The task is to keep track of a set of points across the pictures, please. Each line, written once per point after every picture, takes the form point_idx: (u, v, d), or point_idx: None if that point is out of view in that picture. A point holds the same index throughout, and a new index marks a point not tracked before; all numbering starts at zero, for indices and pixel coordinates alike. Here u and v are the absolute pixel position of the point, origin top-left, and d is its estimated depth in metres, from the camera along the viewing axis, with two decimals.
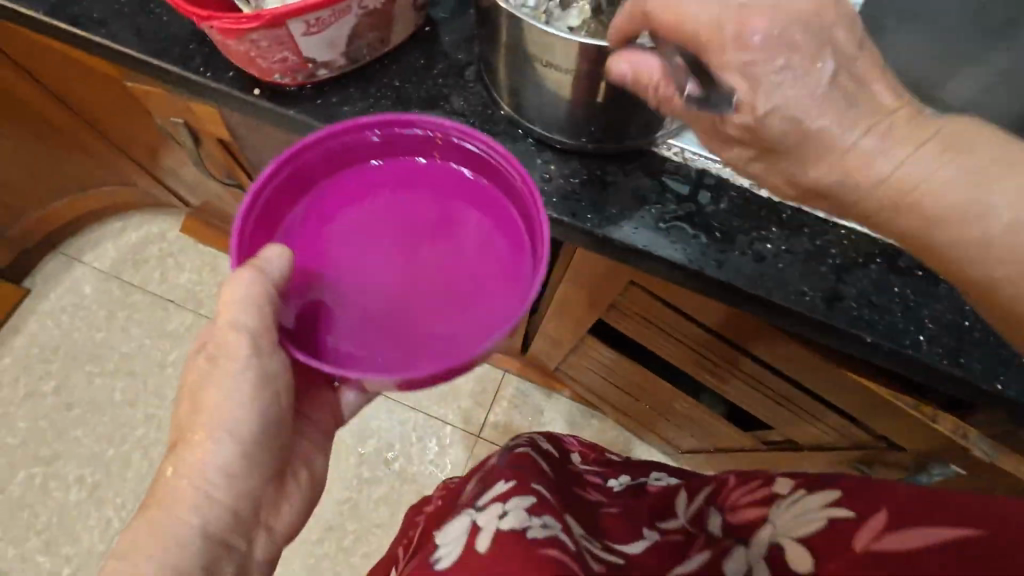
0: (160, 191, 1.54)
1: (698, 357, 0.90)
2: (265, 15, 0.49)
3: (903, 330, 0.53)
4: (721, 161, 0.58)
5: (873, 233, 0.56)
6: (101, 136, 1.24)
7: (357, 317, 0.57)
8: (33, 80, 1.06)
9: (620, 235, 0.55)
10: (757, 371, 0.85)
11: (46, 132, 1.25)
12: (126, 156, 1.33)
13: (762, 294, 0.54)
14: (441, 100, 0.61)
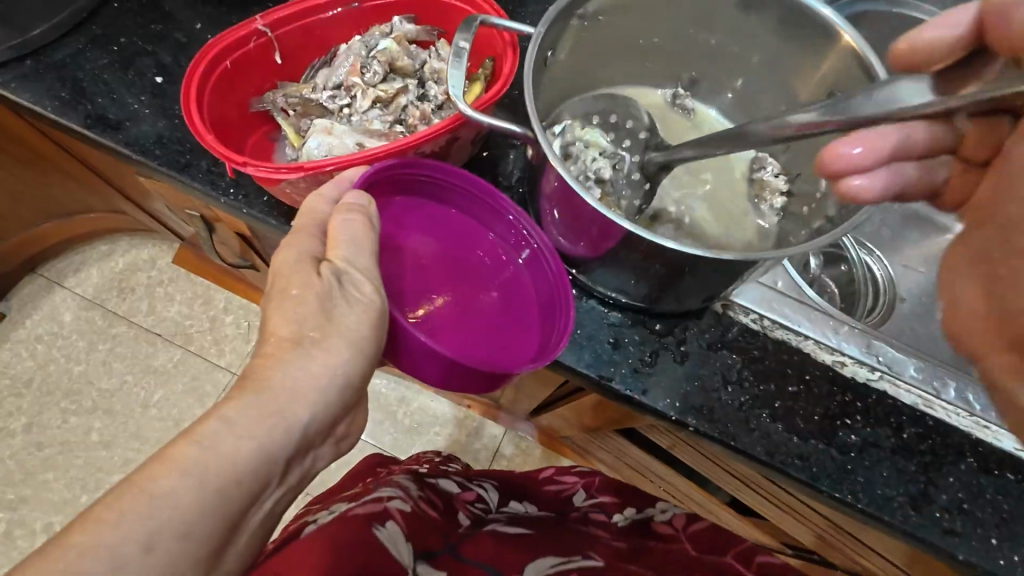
0: (151, 221, 1.22)
1: (737, 481, 0.85)
2: (307, 165, 0.44)
3: (997, 546, 0.49)
4: (801, 332, 0.54)
5: (961, 425, 0.52)
6: (82, 163, 0.94)
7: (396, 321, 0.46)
8: (13, 115, 0.83)
9: (694, 420, 0.51)
10: (802, 507, 0.79)
11: (20, 152, 0.95)
12: (112, 186, 1.03)
13: (848, 497, 0.50)
14: None
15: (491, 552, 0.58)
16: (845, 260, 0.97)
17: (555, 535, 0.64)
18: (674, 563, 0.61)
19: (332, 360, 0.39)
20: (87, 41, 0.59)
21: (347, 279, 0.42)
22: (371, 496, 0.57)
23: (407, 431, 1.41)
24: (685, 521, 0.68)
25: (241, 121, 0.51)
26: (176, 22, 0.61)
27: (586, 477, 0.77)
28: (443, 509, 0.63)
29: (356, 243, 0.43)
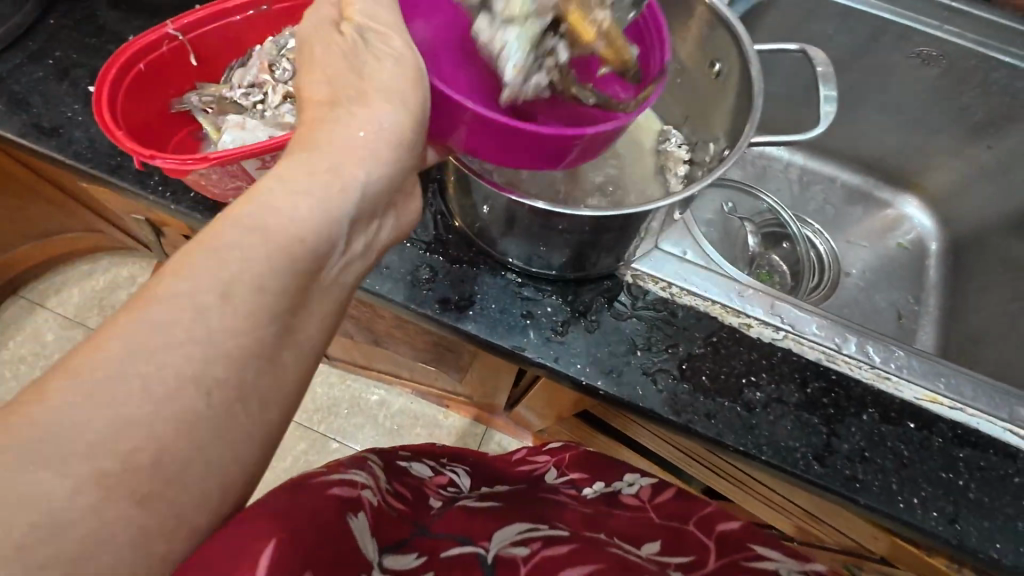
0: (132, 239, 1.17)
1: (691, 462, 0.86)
2: (213, 157, 0.47)
3: (897, 491, 0.51)
4: (705, 296, 0.57)
5: (861, 377, 0.55)
6: (51, 182, 0.92)
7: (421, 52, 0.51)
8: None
9: (603, 383, 0.53)
10: (752, 481, 0.81)
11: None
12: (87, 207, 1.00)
13: (752, 450, 0.52)
14: None
15: (461, 525, 0.60)
16: (787, 238, 0.96)
17: (529, 507, 0.66)
18: (636, 532, 0.64)
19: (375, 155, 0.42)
20: (25, 56, 0.62)
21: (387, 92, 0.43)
22: (345, 475, 0.53)
23: (391, 433, 1.40)
24: (651, 493, 0.69)
25: (162, 122, 0.55)
26: (111, 35, 0.65)
27: (557, 454, 0.77)
28: (411, 498, 0.63)
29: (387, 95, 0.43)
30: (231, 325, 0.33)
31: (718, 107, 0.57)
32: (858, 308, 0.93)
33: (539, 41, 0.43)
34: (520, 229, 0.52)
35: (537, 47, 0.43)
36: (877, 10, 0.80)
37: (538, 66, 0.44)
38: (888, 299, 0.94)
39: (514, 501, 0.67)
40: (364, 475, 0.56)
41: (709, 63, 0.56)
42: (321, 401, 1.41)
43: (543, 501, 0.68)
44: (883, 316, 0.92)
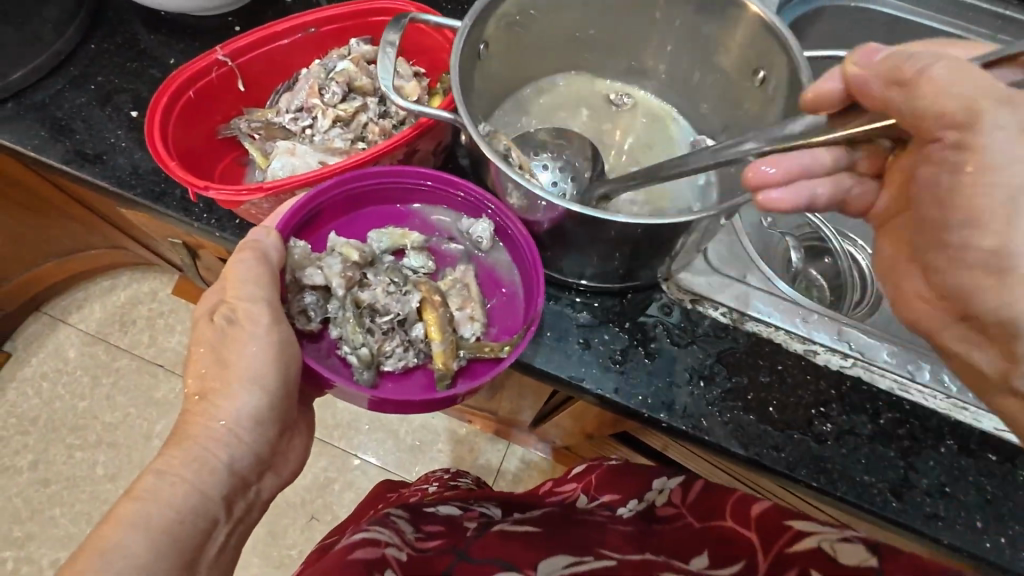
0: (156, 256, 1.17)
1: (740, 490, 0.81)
2: (266, 185, 0.47)
3: (983, 529, 0.48)
4: (770, 322, 0.55)
5: (936, 407, 0.52)
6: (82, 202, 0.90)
7: (359, 230, 0.54)
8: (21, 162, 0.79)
9: (666, 416, 0.51)
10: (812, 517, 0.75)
11: (17, 191, 0.91)
12: (115, 225, 0.99)
13: (827, 487, 0.49)
14: None
15: (504, 555, 0.57)
16: (827, 252, 0.94)
17: (563, 531, 0.61)
18: (678, 547, 0.57)
19: (252, 357, 0.44)
20: (66, 82, 0.62)
21: (236, 320, 0.45)
22: (366, 535, 0.55)
23: (413, 450, 1.37)
24: (683, 494, 0.62)
25: (209, 148, 0.54)
26: (151, 59, 0.64)
27: (585, 480, 0.72)
28: (446, 531, 0.62)
29: (277, 321, 0.46)
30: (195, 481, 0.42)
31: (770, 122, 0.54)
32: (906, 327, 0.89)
33: (389, 347, 0.50)
34: (573, 248, 0.49)
35: (380, 352, 0.50)
36: (926, 21, 0.78)
37: (395, 360, 0.50)
38: None
39: (553, 523, 0.63)
40: (386, 532, 0.57)
41: (753, 71, 0.54)
42: (344, 418, 1.39)
43: (578, 526, 0.62)
44: None
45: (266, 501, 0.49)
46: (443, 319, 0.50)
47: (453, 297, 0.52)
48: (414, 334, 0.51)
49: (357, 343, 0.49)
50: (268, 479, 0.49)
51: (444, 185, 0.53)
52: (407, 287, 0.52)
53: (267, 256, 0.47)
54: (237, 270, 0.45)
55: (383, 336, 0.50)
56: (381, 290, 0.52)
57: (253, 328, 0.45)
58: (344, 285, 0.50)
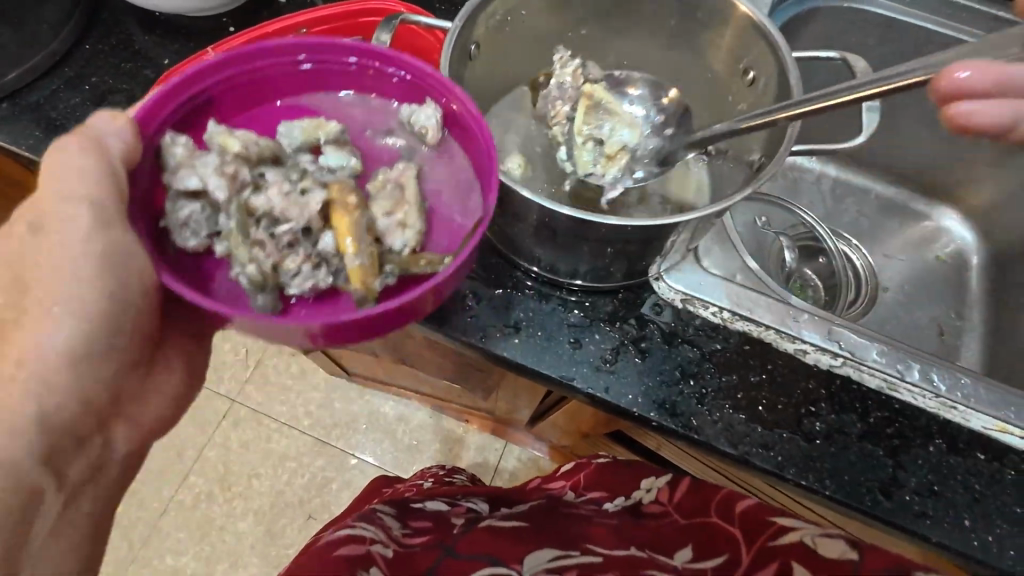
0: None
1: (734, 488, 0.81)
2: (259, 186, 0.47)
3: (970, 528, 0.49)
4: (760, 322, 0.55)
5: (924, 406, 0.53)
6: None
7: (263, 120, 0.51)
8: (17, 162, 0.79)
9: (656, 415, 0.51)
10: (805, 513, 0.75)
11: (14, 191, 0.92)
12: None
13: (815, 485, 0.50)
14: None
15: (487, 547, 0.58)
16: (822, 252, 0.93)
17: (549, 525, 0.62)
18: (659, 539, 0.58)
19: (83, 305, 0.44)
20: (61, 82, 0.62)
21: (90, 206, 0.42)
22: (353, 532, 0.56)
23: (411, 449, 1.38)
24: (670, 492, 0.62)
25: None
26: (146, 59, 0.64)
27: (573, 477, 0.74)
28: (432, 525, 0.63)
29: (107, 225, 0.43)
30: None
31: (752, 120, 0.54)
32: (898, 324, 0.89)
33: (295, 264, 0.46)
34: (562, 244, 0.50)
35: (289, 266, 0.45)
36: (920, 21, 0.78)
37: (302, 280, 0.45)
38: (930, 315, 0.90)
39: (541, 517, 0.64)
40: (372, 529, 0.58)
41: (742, 71, 0.54)
42: (341, 417, 1.39)
43: (562, 520, 0.63)
44: (926, 332, 0.89)
45: (129, 455, 0.52)
46: (354, 229, 0.46)
47: (373, 221, 0.47)
48: (324, 247, 0.46)
49: (246, 260, 0.45)
50: (120, 428, 0.51)
51: (322, 64, 0.48)
52: (304, 186, 0.48)
53: (105, 150, 0.42)
54: (77, 179, 0.42)
55: (282, 250, 0.46)
56: (275, 194, 0.47)
57: (86, 203, 0.42)
58: (225, 188, 0.46)
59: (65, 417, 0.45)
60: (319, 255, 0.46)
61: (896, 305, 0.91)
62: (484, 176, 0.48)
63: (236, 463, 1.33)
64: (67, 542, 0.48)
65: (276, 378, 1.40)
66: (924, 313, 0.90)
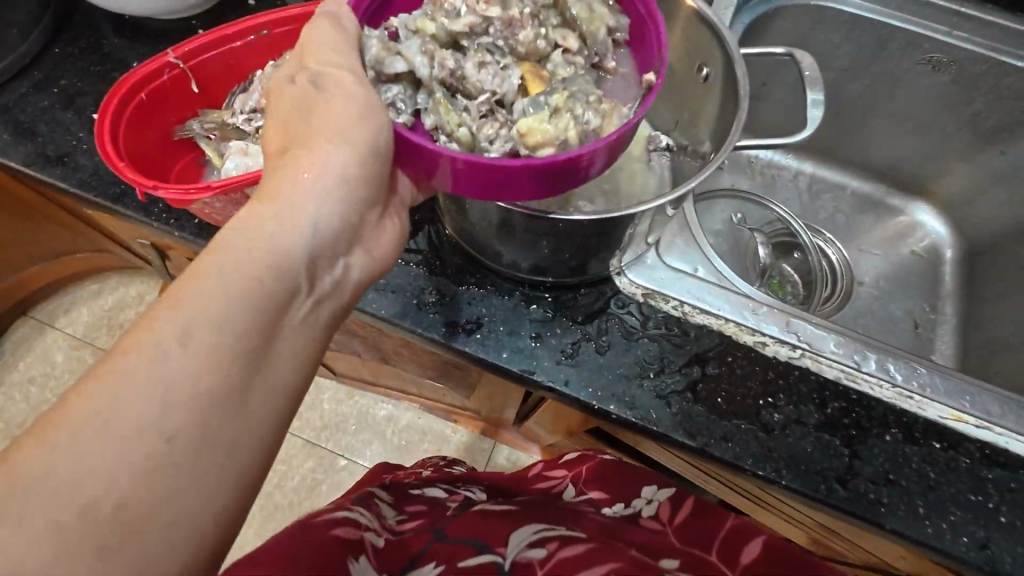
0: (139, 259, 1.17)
1: (714, 486, 0.80)
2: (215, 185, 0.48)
3: (925, 515, 0.49)
4: (720, 315, 0.56)
5: (881, 396, 0.53)
6: (58, 204, 0.91)
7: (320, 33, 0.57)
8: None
9: (616, 408, 0.52)
10: (785, 510, 0.74)
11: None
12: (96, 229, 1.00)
13: (773, 475, 0.50)
14: (402, 242, 0.57)
15: (475, 528, 0.58)
16: (797, 248, 0.93)
17: (542, 513, 0.63)
18: (653, 547, 0.59)
19: (335, 155, 0.42)
20: (30, 85, 0.63)
21: (321, 80, 0.44)
22: (350, 513, 0.54)
23: (399, 449, 1.38)
24: (673, 512, 0.64)
25: (164, 149, 0.55)
26: (115, 62, 0.65)
27: (574, 469, 0.73)
28: (428, 511, 0.62)
29: (302, 154, 0.42)
30: (180, 383, 0.34)
31: (703, 116, 0.56)
32: (874, 316, 0.89)
33: (492, 131, 0.45)
34: (518, 239, 0.50)
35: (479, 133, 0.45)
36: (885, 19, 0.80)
37: (499, 144, 0.45)
38: (907, 307, 0.90)
39: (535, 506, 0.65)
40: (368, 515, 0.56)
41: (696, 67, 0.55)
42: (330, 418, 1.39)
43: (557, 510, 0.64)
44: (903, 324, 0.89)
45: (328, 329, 0.42)
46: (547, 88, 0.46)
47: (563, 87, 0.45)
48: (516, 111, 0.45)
49: (455, 124, 0.45)
50: (152, 456, 0.33)
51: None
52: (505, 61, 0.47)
53: (341, 23, 0.44)
54: (316, 58, 0.43)
55: (480, 119, 0.46)
56: (471, 62, 0.46)
57: (346, 89, 0.43)
58: (427, 61, 0.45)
59: (293, 265, 0.39)
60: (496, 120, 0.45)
61: (872, 298, 0.91)
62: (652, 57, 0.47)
63: None
64: (225, 443, 0.35)
65: None
66: (900, 306, 0.91)
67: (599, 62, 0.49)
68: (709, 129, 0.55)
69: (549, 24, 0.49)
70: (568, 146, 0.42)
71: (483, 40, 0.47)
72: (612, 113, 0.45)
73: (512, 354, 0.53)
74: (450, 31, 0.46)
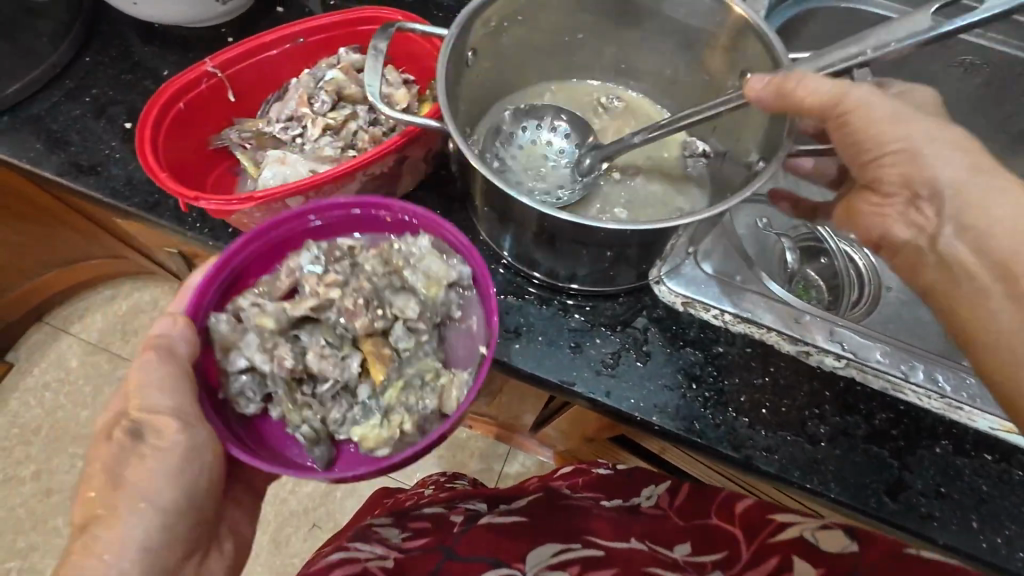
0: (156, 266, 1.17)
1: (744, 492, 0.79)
2: (257, 197, 0.47)
3: (978, 529, 0.48)
4: (762, 325, 0.55)
5: (929, 407, 0.52)
6: (80, 210, 0.91)
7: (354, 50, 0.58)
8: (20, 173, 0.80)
9: (658, 419, 0.51)
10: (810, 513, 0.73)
11: (17, 202, 0.92)
12: (115, 236, 1.00)
13: (819, 488, 0.49)
14: None
15: (486, 547, 0.57)
16: (824, 253, 0.93)
17: (548, 522, 0.61)
18: (658, 531, 0.59)
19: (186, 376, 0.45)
20: (62, 95, 0.62)
21: (144, 427, 0.43)
22: (347, 554, 0.55)
23: (414, 455, 1.37)
24: (670, 498, 0.63)
25: (200, 157, 0.55)
26: (145, 70, 0.65)
27: (571, 479, 0.71)
28: (433, 528, 0.62)
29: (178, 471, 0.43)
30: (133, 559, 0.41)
31: (745, 128, 0.54)
32: (901, 321, 0.89)
33: (341, 412, 0.48)
34: (559, 249, 0.49)
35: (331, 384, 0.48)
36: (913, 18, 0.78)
37: (349, 427, 0.47)
38: (934, 312, 0.89)
39: (541, 513, 0.63)
40: (367, 549, 0.57)
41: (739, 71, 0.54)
42: None
43: (559, 517, 0.62)
44: (930, 330, 0.88)
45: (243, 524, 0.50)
46: (376, 356, 0.47)
47: (402, 369, 0.48)
48: (364, 398, 0.48)
49: (299, 421, 0.47)
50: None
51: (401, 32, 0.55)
52: (346, 342, 0.48)
53: (175, 351, 0.45)
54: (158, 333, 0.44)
55: (332, 401, 0.48)
56: (313, 354, 0.48)
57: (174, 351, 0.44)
58: (269, 360, 0.47)
59: (181, 522, 0.44)
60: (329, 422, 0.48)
61: (899, 304, 0.90)
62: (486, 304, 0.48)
63: None
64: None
65: None
66: (928, 312, 0.90)
67: (443, 317, 0.50)
68: (756, 137, 0.53)
69: (387, 296, 0.49)
70: (404, 441, 0.46)
71: (328, 318, 0.48)
72: (450, 383, 0.47)
73: (551, 363, 0.53)
74: (293, 316, 0.48)
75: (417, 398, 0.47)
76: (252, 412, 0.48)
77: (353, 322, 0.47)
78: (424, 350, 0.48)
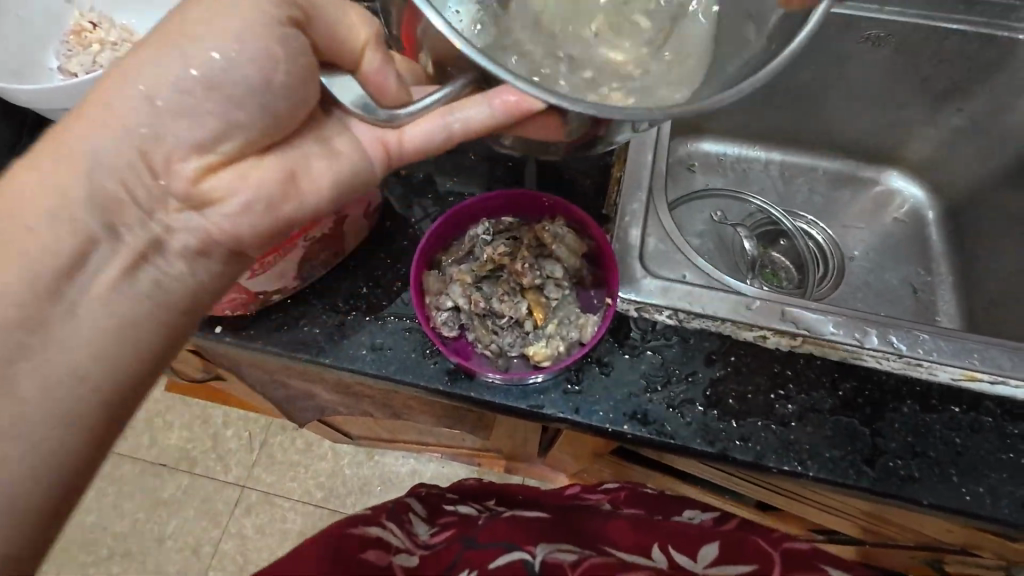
0: None
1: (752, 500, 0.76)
2: None
3: (959, 483, 0.49)
4: (717, 317, 0.56)
5: (888, 370, 0.53)
6: None
7: None
8: None
9: (630, 427, 0.51)
10: (824, 517, 0.69)
11: None
12: None
13: (798, 468, 0.50)
14: (386, 300, 0.57)
15: (502, 534, 0.61)
16: (783, 234, 0.92)
17: (566, 522, 0.66)
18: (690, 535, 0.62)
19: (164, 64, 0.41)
20: None
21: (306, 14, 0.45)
22: (381, 533, 0.61)
23: None
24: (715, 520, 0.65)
25: None
26: None
27: (611, 492, 0.73)
28: (454, 524, 0.67)
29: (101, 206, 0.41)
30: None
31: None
32: (871, 286, 0.89)
33: (509, 338, 0.55)
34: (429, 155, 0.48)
35: (502, 311, 0.55)
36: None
37: (514, 346, 0.54)
38: (900, 273, 0.90)
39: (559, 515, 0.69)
40: (397, 537, 0.62)
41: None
42: (349, 484, 1.33)
43: (583, 521, 0.66)
44: (902, 292, 0.88)
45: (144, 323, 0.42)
46: (539, 295, 0.56)
47: (557, 313, 0.56)
48: (527, 328, 0.55)
49: (484, 340, 0.54)
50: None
51: None
52: (516, 288, 0.56)
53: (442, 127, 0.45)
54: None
55: (506, 329, 0.55)
56: (496, 297, 0.55)
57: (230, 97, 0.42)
58: (468, 299, 0.55)
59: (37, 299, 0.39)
60: (494, 337, 0.55)
61: (867, 270, 0.90)
62: (609, 264, 0.56)
63: (253, 551, 1.27)
64: None
65: (282, 455, 1.35)
66: (894, 274, 0.90)
67: (578, 279, 0.58)
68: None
69: (538, 261, 0.56)
70: (561, 358, 0.53)
71: (502, 274, 0.57)
72: (586, 322, 0.55)
73: (517, 389, 0.53)
74: (479, 273, 0.56)
75: (562, 334, 0.54)
76: (449, 335, 0.55)
77: (522, 277, 0.55)
78: (568, 300, 0.56)
